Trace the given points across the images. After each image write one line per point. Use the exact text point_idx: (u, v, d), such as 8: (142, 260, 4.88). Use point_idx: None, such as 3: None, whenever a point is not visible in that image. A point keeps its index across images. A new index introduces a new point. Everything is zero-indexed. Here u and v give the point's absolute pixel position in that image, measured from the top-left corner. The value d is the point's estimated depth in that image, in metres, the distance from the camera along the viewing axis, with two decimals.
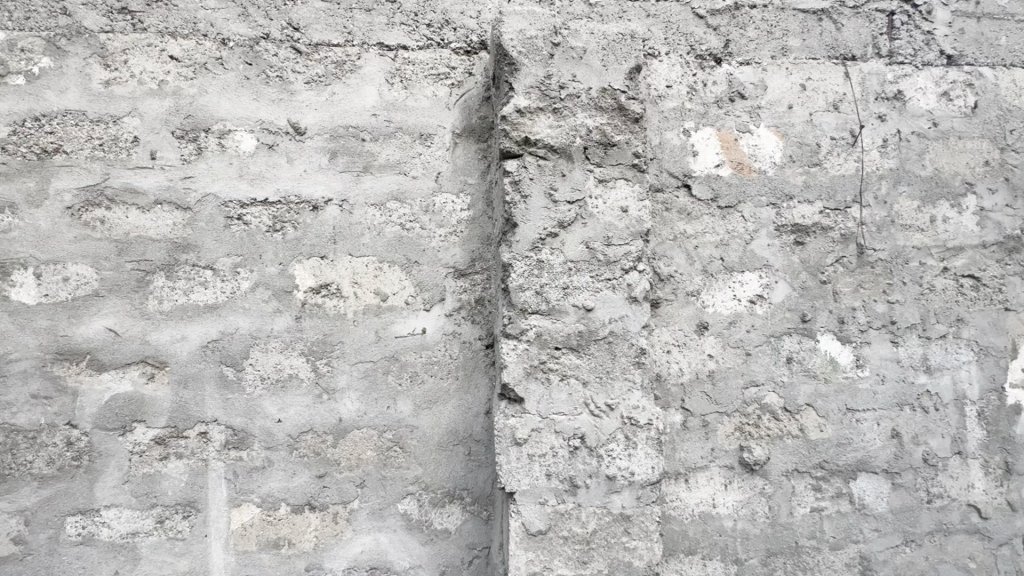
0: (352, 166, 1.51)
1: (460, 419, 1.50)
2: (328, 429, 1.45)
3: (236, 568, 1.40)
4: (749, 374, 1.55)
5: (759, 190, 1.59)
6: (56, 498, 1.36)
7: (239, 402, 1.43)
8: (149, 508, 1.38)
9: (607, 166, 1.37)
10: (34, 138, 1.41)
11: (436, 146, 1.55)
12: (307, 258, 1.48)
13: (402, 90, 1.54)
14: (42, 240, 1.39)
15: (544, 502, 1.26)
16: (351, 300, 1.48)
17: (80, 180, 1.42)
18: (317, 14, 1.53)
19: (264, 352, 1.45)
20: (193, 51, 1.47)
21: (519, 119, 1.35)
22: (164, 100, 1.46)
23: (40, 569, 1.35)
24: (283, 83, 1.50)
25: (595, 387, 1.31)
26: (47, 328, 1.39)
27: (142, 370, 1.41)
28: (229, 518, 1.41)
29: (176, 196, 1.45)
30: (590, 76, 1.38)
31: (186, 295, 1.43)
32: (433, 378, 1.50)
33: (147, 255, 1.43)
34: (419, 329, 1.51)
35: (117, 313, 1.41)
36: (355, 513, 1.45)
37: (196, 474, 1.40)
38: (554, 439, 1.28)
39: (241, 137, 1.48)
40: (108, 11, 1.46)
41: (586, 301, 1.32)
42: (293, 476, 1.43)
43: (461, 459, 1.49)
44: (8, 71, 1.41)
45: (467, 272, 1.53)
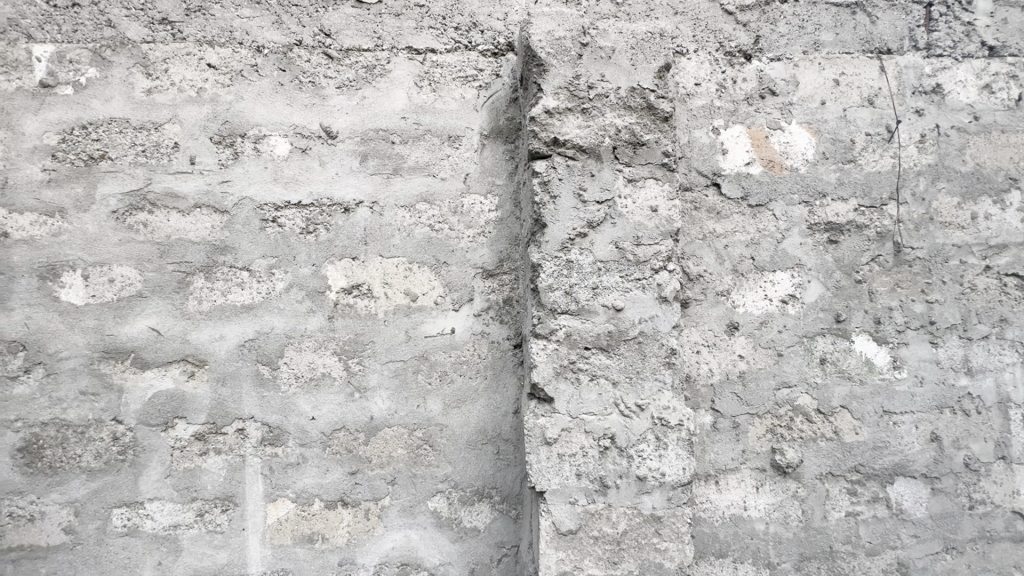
0: (382, 168, 1.54)
1: (489, 418, 1.52)
2: (360, 426, 1.48)
3: (272, 562, 1.44)
4: (781, 375, 1.52)
5: (791, 188, 1.56)
6: (103, 490, 1.42)
7: (275, 400, 1.47)
8: (189, 501, 1.43)
9: (636, 166, 1.37)
10: (82, 145, 1.47)
11: (464, 147, 1.56)
12: (338, 259, 1.51)
13: (430, 92, 1.56)
14: (89, 243, 1.46)
15: (574, 502, 1.26)
16: (381, 300, 1.51)
17: (124, 186, 1.48)
18: (347, 20, 1.56)
19: (299, 351, 1.48)
20: (230, 59, 1.52)
21: (548, 120, 1.35)
22: (203, 107, 1.51)
23: (88, 558, 1.41)
24: (315, 88, 1.54)
25: (625, 387, 1.30)
26: (94, 328, 1.45)
27: (183, 368, 1.46)
28: (265, 512, 1.45)
29: (213, 199, 1.49)
30: (619, 76, 1.38)
31: (224, 295, 1.48)
32: (462, 377, 1.52)
33: (187, 257, 1.48)
34: (448, 329, 1.52)
35: (159, 313, 1.46)
36: (386, 510, 1.47)
37: (234, 469, 1.45)
38: (584, 438, 1.28)
39: (276, 142, 1.51)
40: (149, 21, 1.51)
41: (616, 301, 1.32)
42: (326, 472, 1.47)
43: (491, 458, 1.51)
44: (57, 82, 1.48)
45: (495, 272, 1.55)
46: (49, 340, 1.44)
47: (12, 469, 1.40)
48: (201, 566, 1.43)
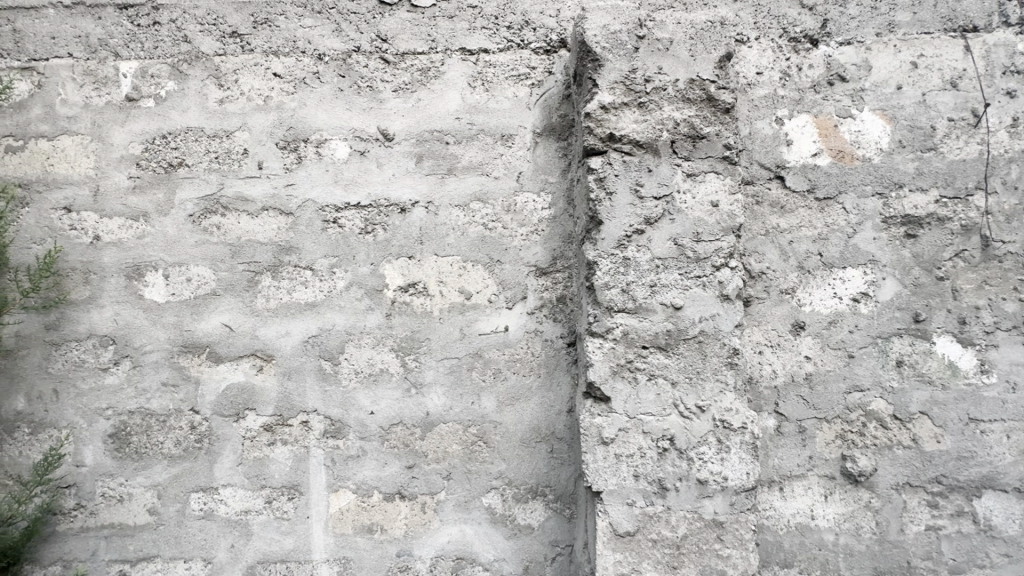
0: (437, 169, 1.56)
1: (543, 417, 1.52)
2: (416, 422, 1.51)
3: (334, 550, 1.50)
4: (852, 378, 1.44)
5: (862, 179, 1.47)
6: (182, 476, 1.52)
7: (336, 394, 1.52)
8: (259, 488, 1.51)
9: (695, 160, 1.33)
10: (163, 154, 1.58)
11: (517, 146, 1.57)
12: (395, 258, 1.55)
13: (484, 92, 1.58)
14: (170, 244, 1.56)
15: (632, 503, 1.24)
16: (436, 298, 1.54)
17: (200, 190, 1.57)
18: (403, 25, 1.59)
19: (358, 348, 1.53)
20: (294, 68, 1.59)
21: (604, 115, 1.33)
22: (269, 114, 1.58)
23: (169, 538, 1.51)
24: (372, 93, 1.58)
25: (685, 387, 1.27)
26: (174, 324, 1.55)
27: (253, 362, 1.54)
28: (328, 501, 1.51)
29: (279, 202, 1.56)
30: (677, 68, 1.35)
31: (289, 293, 1.55)
32: (515, 375, 1.52)
33: (256, 257, 1.56)
34: (502, 327, 1.53)
35: (230, 310, 1.55)
36: (442, 504, 1.50)
37: (299, 459, 1.52)
38: (642, 439, 1.26)
39: (336, 145, 1.57)
40: (221, 35, 1.60)
41: (674, 299, 1.29)
42: (385, 465, 1.51)
43: (545, 456, 1.51)
44: (141, 95, 1.59)
45: (549, 270, 1.54)
46: (135, 335, 1.55)
47: (104, 454, 1.53)
48: (270, 551, 1.50)
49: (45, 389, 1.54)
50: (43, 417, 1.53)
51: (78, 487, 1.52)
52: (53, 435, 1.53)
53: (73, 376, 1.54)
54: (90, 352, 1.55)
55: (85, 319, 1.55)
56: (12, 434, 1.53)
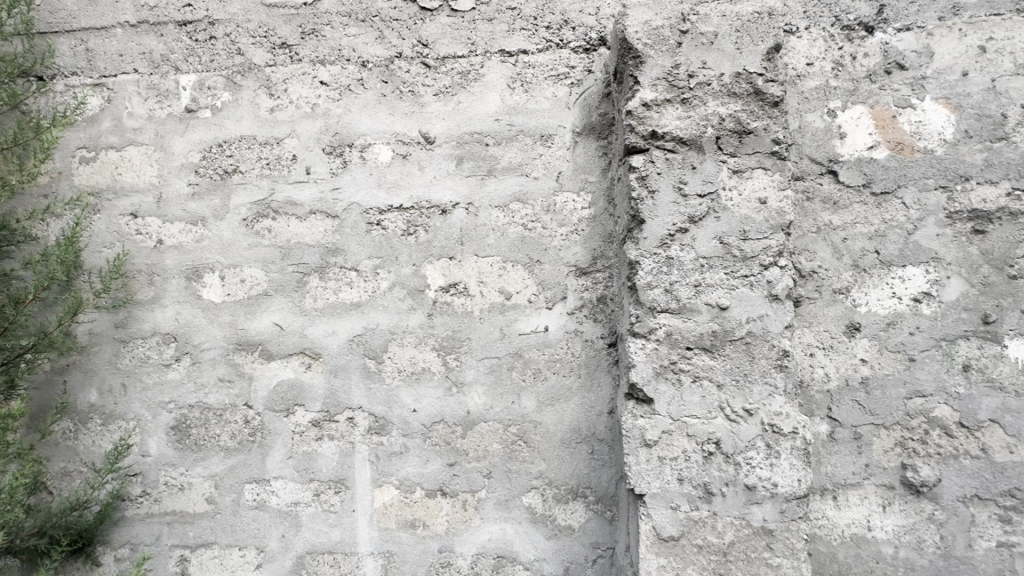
0: (477, 170, 1.58)
1: (583, 417, 1.51)
2: (457, 420, 1.54)
3: (378, 543, 1.54)
4: (913, 383, 1.36)
5: (924, 172, 1.39)
6: (237, 467, 1.60)
7: (380, 392, 1.56)
8: (307, 481, 1.57)
9: (742, 156, 1.29)
10: (219, 161, 1.67)
11: (557, 146, 1.57)
12: (436, 259, 1.57)
13: (523, 93, 1.59)
14: (225, 247, 1.65)
15: (676, 507, 1.22)
16: (476, 298, 1.55)
17: (252, 196, 1.65)
18: (443, 29, 1.62)
19: (401, 347, 1.57)
20: (339, 75, 1.64)
21: (646, 113, 1.31)
22: (316, 121, 1.64)
23: (225, 526, 1.59)
24: (414, 97, 1.62)
25: (731, 390, 1.23)
26: (229, 322, 1.63)
27: (302, 360, 1.60)
28: (372, 496, 1.55)
29: (326, 206, 1.62)
30: (722, 62, 1.31)
31: (336, 293, 1.60)
32: (556, 375, 1.52)
33: (304, 258, 1.62)
34: (542, 327, 1.54)
35: (281, 310, 1.62)
36: (483, 501, 1.51)
37: (345, 454, 1.56)
38: (686, 442, 1.23)
39: (379, 149, 1.61)
40: (271, 47, 1.67)
41: (720, 299, 1.25)
42: (427, 462, 1.54)
43: (585, 457, 1.50)
44: (199, 106, 1.68)
45: (589, 270, 1.54)
46: (194, 333, 1.64)
47: (167, 445, 1.62)
48: (318, 542, 1.56)
49: (114, 383, 1.65)
50: (113, 410, 1.64)
51: (144, 475, 1.63)
52: (122, 426, 1.64)
53: (139, 371, 1.65)
54: (154, 349, 1.65)
55: (150, 317, 1.66)
56: (86, 425, 1.65)
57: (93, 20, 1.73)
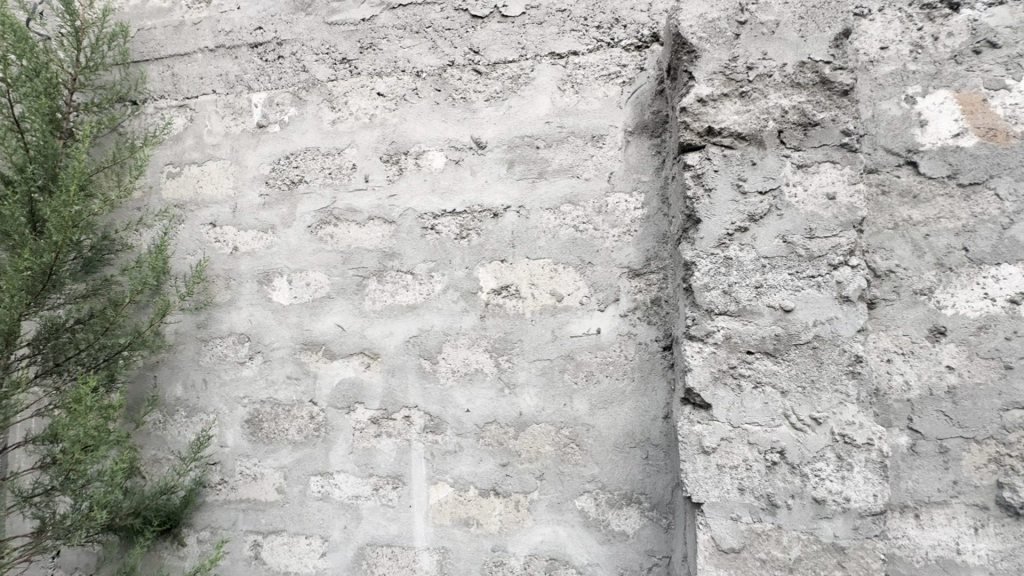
0: (528, 173, 1.59)
1: (637, 421, 1.48)
2: (510, 421, 1.55)
3: (434, 539, 1.58)
4: (1010, 393, 1.23)
5: (1021, 160, 1.25)
6: (303, 460, 1.69)
7: (435, 391, 1.61)
8: (368, 476, 1.64)
9: (807, 150, 1.22)
10: (286, 173, 1.78)
11: (608, 146, 1.55)
12: (489, 262, 1.60)
13: (574, 94, 1.58)
14: (292, 253, 1.75)
15: (736, 518, 1.17)
16: (528, 300, 1.56)
17: (316, 204, 1.75)
18: (494, 36, 1.65)
19: (455, 348, 1.60)
20: (395, 86, 1.71)
21: (702, 108, 1.27)
22: (374, 131, 1.72)
23: (293, 515, 1.69)
24: (466, 104, 1.65)
25: (797, 397, 1.17)
26: (296, 324, 1.73)
27: (362, 360, 1.68)
28: (428, 493, 1.60)
29: (383, 212, 1.69)
30: (784, 51, 1.25)
31: (393, 296, 1.66)
32: (608, 378, 1.51)
33: (364, 262, 1.69)
34: (594, 329, 1.52)
35: (342, 312, 1.70)
36: (536, 503, 1.52)
37: (402, 451, 1.62)
38: (747, 450, 1.18)
39: (433, 156, 1.66)
40: (333, 62, 1.76)
41: (784, 301, 1.19)
42: (480, 462, 1.56)
43: (640, 462, 1.48)
44: (269, 122, 1.80)
45: (642, 272, 1.51)
46: (265, 333, 1.76)
47: (242, 437, 1.75)
48: (377, 535, 1.62)
49: (197, 378, 1.80)
50: (195, 403, 1.79)
51: (222, 464, 1.76)
52: (203, 419, 1.78)
53: (217, 368, 1.79)
54: (231, 347, 1.78)
55: (226, 318, 1.79)
56: (173, 416, 1.81)
57: (177, 47, 1.90)
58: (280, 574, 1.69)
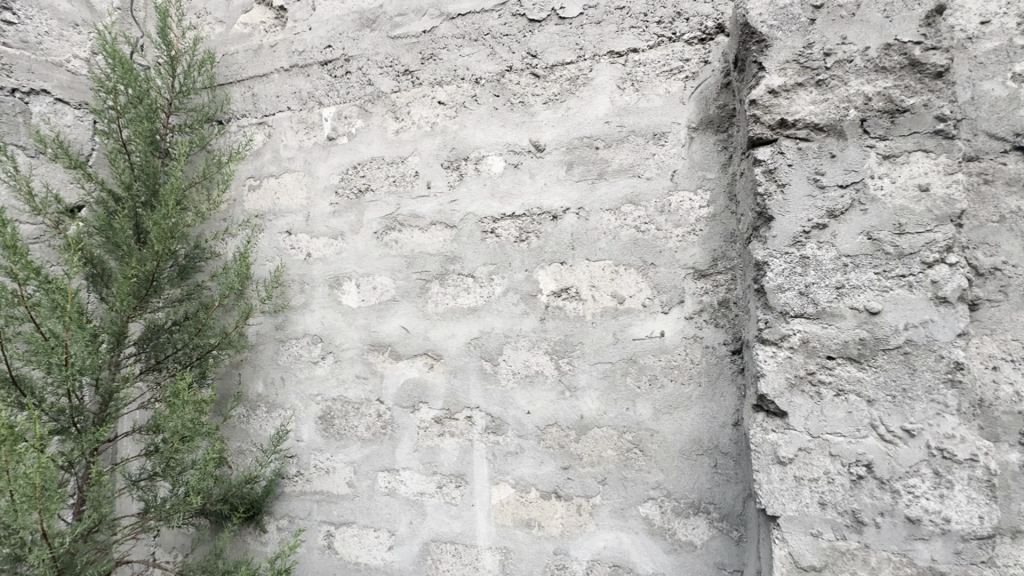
0: (588, 174, 1.58)
1: (704, 427, 1.43)
2: (571, 424, 1.54)
3: (496, 539, 1.60)
4: None
5: None
6: (372, 456, 1.77)
7: (496, 392, 1.63)
8: (432, 474, 1.69)
9: (895, 139, 1.13)
10: (354, 182, 1.87)
11: (671, 143, 1.51)
12: (548, 264, 1.60)
13: (634, 92, 1.55)
14: (360, 258, 1.84)
15: (817, 534, 1.10)
16: (589, 302, 1.55)
17: (381, 211, 1.82)
18: (551, 38, 1.65)
19: (515, 350, 1.62)
20: (455, 94, 1.75)
21: (773, 100, 1.21)
22: (436, 138, 1.77)
23: (363, 509, 1.77)
24: (525, 108, 1.67)
25: (886, 407, 1.08)
26: (363, 326, 1.82)
27: (425, 361, 1.73)
28: (490, 493, 1.62)
29: (445, 216, 1.73)
30: (867, 34, 1.16)
31: (455, 299, 1.70)
32: (673, 382, 1.46)
33: (427, 266, 1.74)
34: (658, 332, 1.48)
35: (407, 314, 1.76)
36: (598, 508, 1.50)
37: (465, 451, 1.65)
38: (828, 462, 1.10)
39: (493, 160, 1.69)
40: (396, 75, 1.84)
41: (869, 302, 1.11)
42: (541, 464, 1.57)
43: (708, 470, 1.42)
44: (338, 134, 1.91)
45: (708, 272, 1.46)
46: (336, 334, 1.86)
47: (316, 432, 1.86)
48: (442, 532, 1.66)
49: (275, 376, 1.93)
50: (275, 399, 1.92)
51: (299, 457, 1.88)
52: (282, 414, 1.91)
53: (293, 367, 1.91)
54: (305, 348, 1.90)
55: (301, 320, 1.91)
56: (255, 411, 1.95)
57: (257, 69, 2.05)
58: (351, 564, 1.77)
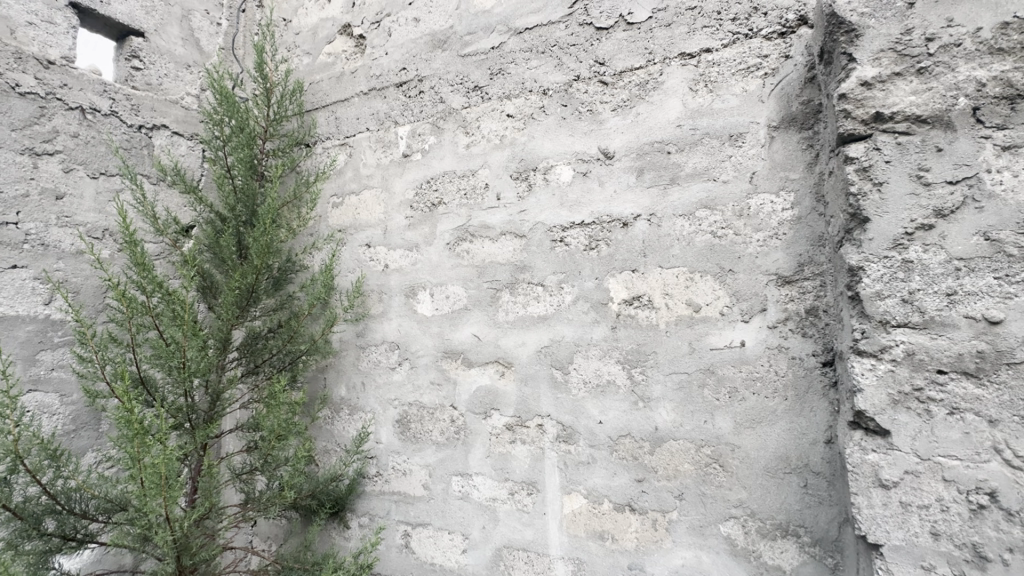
0: (659, 180, 1.55)
1: (792, 444, 1.34)
2: (645, 435, 1.50)
3: (568, 549, 1.59)
4: None
5: None
6: (446, 460, 1.83)
7: (567, 401, 1.63)
8: (504, 480, 1.71)
9: (1016, 127, 1.01)
10: (428, 196, 1.96)
11: (749, 144, 1.45)
12: (619, 273, 1.58)
13: (708, 94, 1.50)
14: (434, 268, 1.92)
15: (929, 567, 0.99)
16: (662, 311, 1.51)
17: (454, 223, 1.89)
18: (619, 45, 1.64)
19: (586, 359, 1.61)
20: (523, 106, 1.78)
21: (866, 93, 1.13)
22: (504, 151, 1.81)
23: (438, 511, 1.83)
24: (593, 116, 1.66)
25: (1012, 428, 0.96)
26: (438, 333, 1.89)
27: (497, 368, 1.76)
28: (562, 502, 1.61)
29: (514, 227, 1.76)
30: (979, 13, 1.05)
31: (525, 307, 1.72)
32: (756, 395, 1.39)
33: (497, 276, 1.78)
34: (738, 341, 1.42)
35: (478, 322, 1.81)
36: (675, 524, 1.45)
37: (536, 459, 1.66)
38: (942, 489, 1.00)
39: (561, 170, 1.70)
40: (466, 91, 1.90)
41: (988, 310, 0.99)
42: (614, 475, 1.54)
43: (796, 491, 1.33)
44: (413, 151, 2.01)
45: (794, 279, 1.37)
46: (412, 341, 1.94)
47: (394, 435, 1.95)
48: (514, 538, 1.68)
49: (357, 381, 2.05)
50: (357, 402, 2.04)
51: (378, 458, 1.98)
52: (363, 416, 2.02)
53: (373, 372, 2.02)
54: (383, 354, 2.00)
55: (380, 328, 2.02)
56: (339, 413, 2.08)
57: (340, 94, 2.21)
58: (427, 564, 1.83)
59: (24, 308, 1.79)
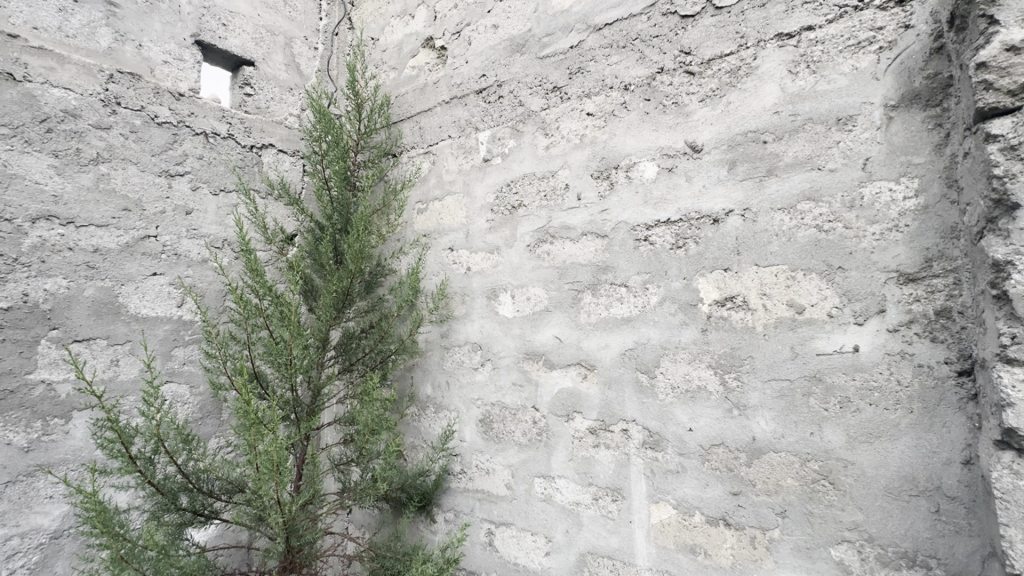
0: (754, 172, 1.44)
1: (919, 463, 1.19)
2: (741, 446, 1.41)
3: (656, 561, 1.53)
4: None
5: None
6: (529, 462, 1.83)
7: (654, 406, 1.56)
8: (587, 485, 1.68)
9: None
10: (508, 199, 1.98)
11: (862, 127, 1.30)
12: (709, 273, 1.49)
13: (810, 76, 1.38)
14: (515, 271, 1.93)
15: None
16: (759, 312, 1.40)
17: (534, 225, 1.89)
18: (707, 31, 1.55)
19: (674, 363, 1.54)
20: (604, 103, 1.75)
21: (1013, 59, 0.98)
22: (585, 150, 1.78)
23: (521, 512, 1.84)
24: (679, 108, 1.59)
25: None
26: (519, 335, 1.90)
27: (579, 371, 1.73)
28: (649, 511, 1.55)
29: (596, 227, 1.73)
30: None
31: (607, 309, 1.68)
32: (873, 407, 1.25)
33: (578, 277, 1.76)
34: (850, 346, 1.28)
35: (560, 324, 1.79)
36: (777, 543, 1.34)
37: (621, 465, 1.61)
38: None
39: (644, 166, 1.64)
40: (545, 92, 1.90)
41: None
42: (706, 486, 1.45)
43: (926, 516, 1.18)
44: (493, 155, 2.04)
45: (919, 276, 1.22)
46: (494, 343, 1.97)
47: (477, 434, 1.99)
48: (598, 544, 1.64)
49: (442, 380, 2.12)
50: (441, 401, 2.11)
51: (463, 456, 2.03)
52: (448, 415, 2.09)
53: (457, 372, 2.08)
54: (466, 355, 2.05)
55: (463, 329, 2.07)
56: (426, 410, 2.16)
57: (423, 105, 2.30)
58: (511, 563, 1.85)
59: (162, 310, 2.05)
